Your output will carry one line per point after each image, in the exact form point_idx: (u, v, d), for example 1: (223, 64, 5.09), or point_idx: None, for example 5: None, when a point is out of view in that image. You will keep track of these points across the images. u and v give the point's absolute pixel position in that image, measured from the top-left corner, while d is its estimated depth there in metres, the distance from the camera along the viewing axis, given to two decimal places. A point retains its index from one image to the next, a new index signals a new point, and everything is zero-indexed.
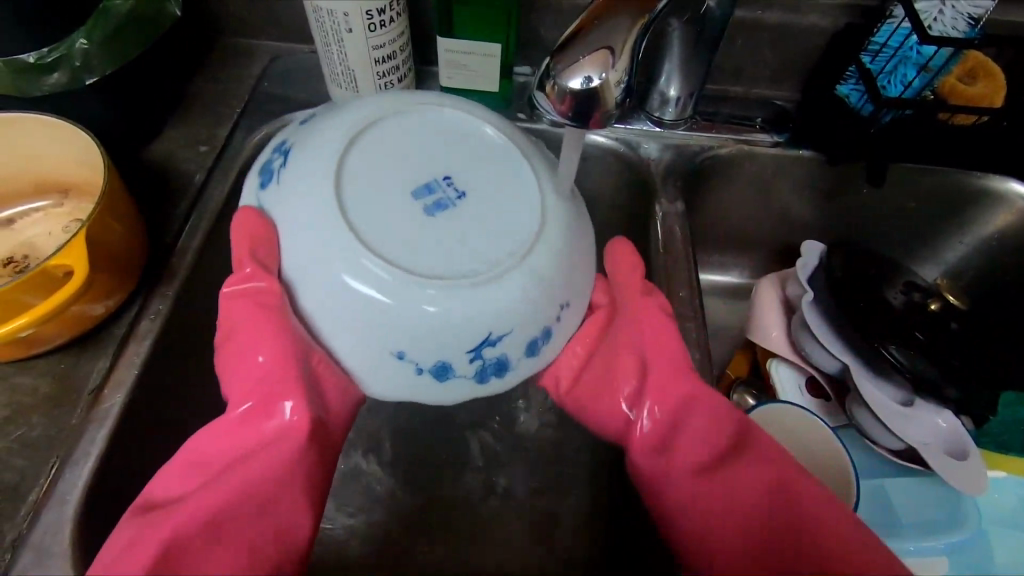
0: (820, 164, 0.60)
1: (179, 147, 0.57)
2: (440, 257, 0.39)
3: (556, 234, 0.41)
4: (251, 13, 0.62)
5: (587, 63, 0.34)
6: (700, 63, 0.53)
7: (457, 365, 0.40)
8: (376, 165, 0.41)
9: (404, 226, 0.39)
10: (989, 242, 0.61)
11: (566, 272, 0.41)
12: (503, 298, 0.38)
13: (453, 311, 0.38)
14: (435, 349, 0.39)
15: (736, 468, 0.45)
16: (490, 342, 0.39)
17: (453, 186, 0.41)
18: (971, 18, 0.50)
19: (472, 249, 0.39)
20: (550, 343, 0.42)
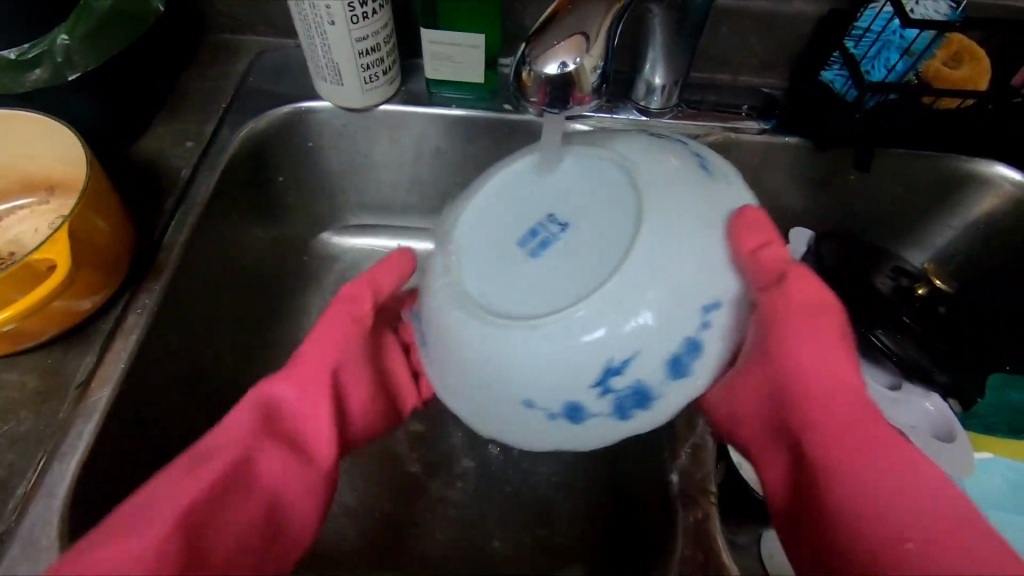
0: (807, 150, 0.60)
1: (166, 143, 0.57)
2: (539, 298, 0.38)
3: (662, 233, 0.36)
4: (236, 8, 0.62)
5: (562, 49, 0.34)
6: (685, 50, 0.53)
7: (589, 404, 0.37)
8: (485, 222, 0.43)
9: (514, 275, 0.39)
10: (977, 227, 0.61)
11: (692, 280, 0.36)
12: (602, 326, 0.36)
13: (555, 348, 0.36)
14: (560, 393, 0.37)
15: (855, 453, 0.39)
16: (614, 372, 0.36)
17: (557, 223, 0.40)
18: (953, 1, 0.50)
19: (577, 273, 0.37)
20: (699, 360, 0.38)
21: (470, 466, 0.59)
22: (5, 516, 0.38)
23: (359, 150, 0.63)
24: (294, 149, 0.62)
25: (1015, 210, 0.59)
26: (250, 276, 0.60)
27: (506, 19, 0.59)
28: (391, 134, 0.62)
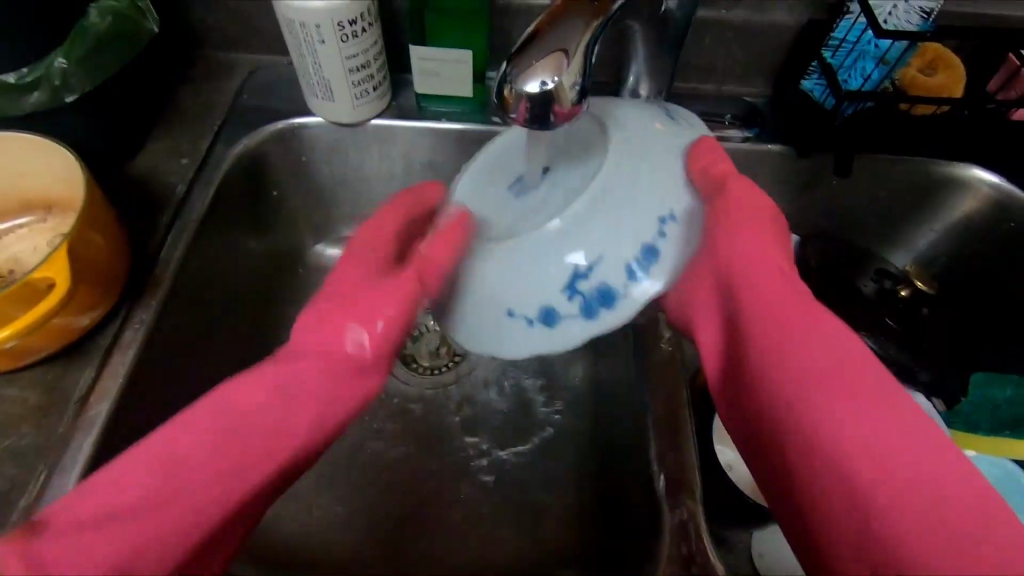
0: (789, 157, 0.62)
1: (162, 159, 0.58)
2: (518, 228, 0.40)
3: (624, 146, 0.38)
4: (230, 27, 0.63)
5: (542, 67, 0.34)
6: (666, 62, 0.55)
7: (559, 306, 0.37)
8: (480, 180, 0.46)
9: (499, 217, 0.42)
10: (957, 229, 0.63)
11: (649, 176, 0.38)
12: (569, 226, 0.37)
13: (530, 255, 0.38)
14: (533, 292, 0.37)
15: (807, 345, 0.40)
16: (581, 271, 0.37)
17: (541, 172, 0.43)
18: (924, 12, 0.52)
19: (554, 198, 0.40)
20: (665, 258, 0.37)
21: (464, 473, 0.60)
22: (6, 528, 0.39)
23: (350, 163, 0.65)
24: (287, 163, 0.63)
25: (993, 212, 0.60)
26: (245, 289, 0.61)
27: (492, 34, 0.60)
28: (382, 147, 0.63)
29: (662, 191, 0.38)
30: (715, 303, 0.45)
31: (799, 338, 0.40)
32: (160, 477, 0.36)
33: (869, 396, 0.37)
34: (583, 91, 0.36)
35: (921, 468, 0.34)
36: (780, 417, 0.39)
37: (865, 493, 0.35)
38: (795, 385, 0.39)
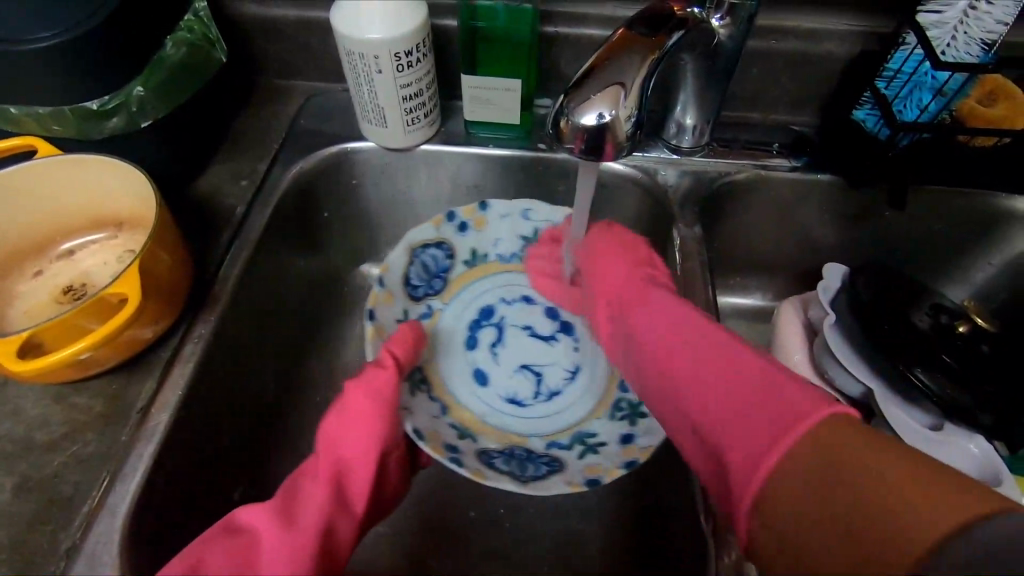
0: (840, 187, 0.61)
1: (223, 181, 0.61)
2: (514, 355, 0.62)
3: (460, 289, 0.65)
4: (291, 57, 0.66)
5: (599, 101, 0.35)
6: (715, 92, 0.55)
7: (508, 371, 0.61)
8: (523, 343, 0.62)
9: (512, 356, 0.62)
10: (1017, 261, 0.61)
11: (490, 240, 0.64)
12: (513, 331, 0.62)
13: (499, 364, 0.61)
14: (508, 384, 0.60)
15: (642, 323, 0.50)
16: (479, 340, 0.62)
17: (495, 321, 0.63)
18: (985, 44, 0.50)
19: (516, 343, 0.62)
20: (384, 288, 0.61)
21: (505, 498, 0.59)
22: (70, 532, 0.41)
23: (398, 187, 0.67)
24: (339, 186, 0.65)
25: None
26: (294, 306, 0.62)
27: (540, 63, 0.62)
28: (431, 171, 0.65)
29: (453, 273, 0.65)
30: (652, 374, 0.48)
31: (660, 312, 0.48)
32: None
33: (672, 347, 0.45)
34: (637, 123, 0.37)
35: (752, 407, 0.38)
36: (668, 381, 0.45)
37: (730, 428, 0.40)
38: (647, 363, 0.47)
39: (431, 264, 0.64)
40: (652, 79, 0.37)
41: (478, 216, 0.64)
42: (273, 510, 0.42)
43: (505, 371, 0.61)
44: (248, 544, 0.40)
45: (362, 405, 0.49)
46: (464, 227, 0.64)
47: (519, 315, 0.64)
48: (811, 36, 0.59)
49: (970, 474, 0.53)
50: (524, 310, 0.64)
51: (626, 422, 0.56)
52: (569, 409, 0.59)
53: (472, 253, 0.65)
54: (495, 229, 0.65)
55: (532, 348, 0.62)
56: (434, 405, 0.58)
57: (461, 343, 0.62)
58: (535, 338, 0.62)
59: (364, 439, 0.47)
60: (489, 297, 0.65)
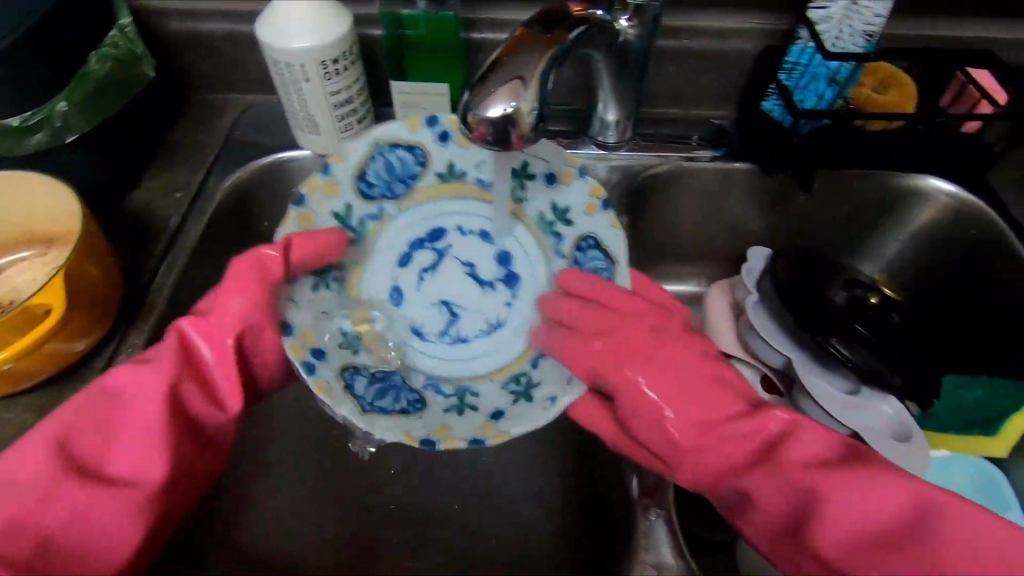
0: (756, 174, 0.65)
1: (157, 194, 0.61)
2: (443, 283, 0.57)
3: (422, 194, 0.56)
4: (223, 70, 0.67)
5: (500, 95, 0.37)
6: (631, 88, 0.58)
7: (429, 294, 0.57)
8: (455, 276, 0.57)
9: (444, 283, 0.57)
10: (920, 235, 0.65)
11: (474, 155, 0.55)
12: (454, 260, 0.57)
13: (420, 284, 0.57)
14: (420, 311, 0.56)
15: (663, 370, 0.50)
16: (411, 256, 0.57)
17: (440, 244, 0.57)
18: (867, 35, 0.54)
19: (450, 271, 0.57)
20: (326, 176, 0.52)
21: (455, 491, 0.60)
22: None
23: None
24: (276, 194, 0.66)
25: (956, 219, 0.63)
26: None
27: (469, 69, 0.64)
28: None
29: (422, 177, 0.55)
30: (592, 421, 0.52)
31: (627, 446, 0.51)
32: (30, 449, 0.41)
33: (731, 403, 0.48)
34: (541, 115, 0.39)
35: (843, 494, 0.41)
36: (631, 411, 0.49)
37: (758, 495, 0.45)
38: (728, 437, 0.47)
39: (397, 165, 0.54)
40: (551, 75, 0.39)
41: (465, 130, 0.53)
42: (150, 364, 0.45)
43: (416, 295, 0.57)
44: (115, 406, 0.44)
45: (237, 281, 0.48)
46: (445, 137, 0.54)
47: (468, 249, 0.57)
48: (719, 35, 0.64)
49: (882, 430, 0.56)
50: (474, 245, 0.57)
51: (514, 396, 0.51)
52: (472, 356, 0.55)
53: (449, 166, 0.55)
54: (483, 151, 0.55)
55: (462, 293, 0.57)
56: (336, 304, 0.53)
57: (393, 255, 0.56)
58: (472, 279, 0.57)
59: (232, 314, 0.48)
60: (449, 220, 0.57)
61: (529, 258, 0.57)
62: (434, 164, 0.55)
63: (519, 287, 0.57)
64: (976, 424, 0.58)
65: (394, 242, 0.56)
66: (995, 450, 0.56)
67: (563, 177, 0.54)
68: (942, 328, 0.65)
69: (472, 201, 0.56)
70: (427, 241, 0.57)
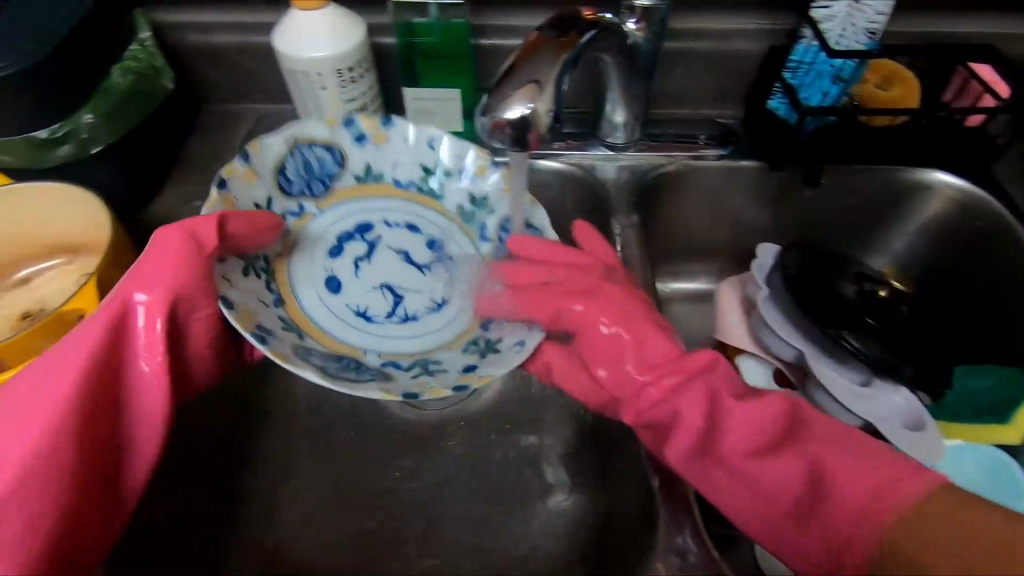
0: (764, 171, 0.66)
1: (177, 203, 0.62)
2: (378, 271, 0.57)
3: (344, 190, 0.57)
4: (238, 82, 0.69)
5: (518, 97, 0.38)
6: (639, 89, 0.60)
7: (364, 281, 0.56)
8: (387, 266, 0.57)
9: (374, 272, 0.57)
10: (927, 227, 0.66)
11: (410, 146, 0.58)
12: (386, 246, 0.58)
13: (359, 275, 0.56)
14: (360, 296, 0.55)
15: (617, 317, 0.50)
16: (342, 249, 0.57)
17: (368, 236, 0.57)
18: (870, 33, 0.56)
19: (383, 261, 0.57)
20: (242, 163, 0.52)
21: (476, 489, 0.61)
22: None
23: None
24: None
25: (962, 212, 0.64)
26: None
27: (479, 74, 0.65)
28: None
29: (342, 176, 0.57)
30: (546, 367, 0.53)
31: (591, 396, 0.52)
32: None
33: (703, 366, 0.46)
34: (557, 116, 0.41)
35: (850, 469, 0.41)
36: (587, 351, 0.51)
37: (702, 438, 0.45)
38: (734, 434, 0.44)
39: (314, 165, 0.56)
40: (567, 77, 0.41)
41: (380, 130, 0.57)
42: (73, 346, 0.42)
43: (357, 284, 0.56)
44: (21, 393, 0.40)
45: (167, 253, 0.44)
46: (362, 138, 0.57)
47: (397, 238, 0.58)
48: (722, 36, 0.65)
49: (896, 419, 0.57)
50: (402, 235, 0.59)
51: (478, 355, 0.51)
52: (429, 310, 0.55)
53: (366, 167, 0.58)
54: (397, 150, 0.58)
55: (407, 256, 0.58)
56: (269, 293, 0.51)
57: (324, 246, 0.56)
58: (408, 264, 0.58)
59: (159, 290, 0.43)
60: (373, 213, 0.58)
61: (455, 241, 0.60)
62: (357, 157, 0.57)
63: (455, 265, 0.59)
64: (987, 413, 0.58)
65: (319, 235, 0.56)
66: (1006, 439, 0.56)
67: (478, 171, 0.59)
68: (951, 319, 0.66)
69: (405, 203, 0.59)
70: (360, 232, 0.57)
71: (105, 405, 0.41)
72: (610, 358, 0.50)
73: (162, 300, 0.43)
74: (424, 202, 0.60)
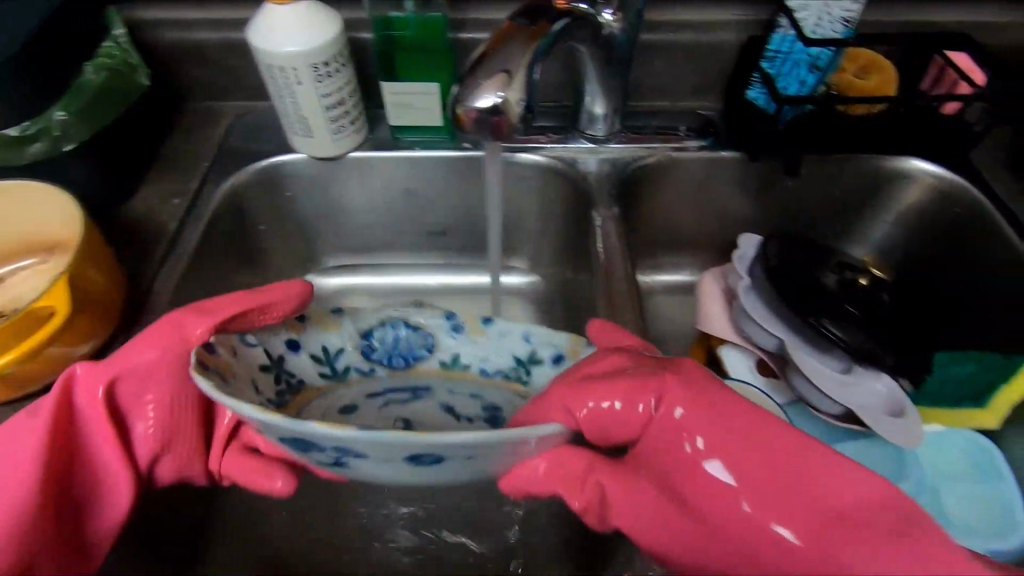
0: (744, 161, 0.66)
1: (154, 200, 0.62)
2: (427, 418, 0.47)
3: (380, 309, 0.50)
4: (216, 78, 0.68)
5: (488, 86, 0.38)
6: (617, 79, 0.59)
7: (384, 420, 0.46)
8: (428, 412, 0.47)
9: (421, 411, 0.47)
10: (907, 216, 0.67)
11: (494, 339, 0.48)
12: (430, 400, 0.48)
13: (392, 406, 0.47)
14: (372, 418, 0.46)
15: (731, 439, 0.35)
16: (386, 391, 0.48)
17: (418, 391, 0.48)
18: (845, 21, 0.56)
19: (429, 415, 0.47)
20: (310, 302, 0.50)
21: None
22: None
23: (334, 196, 0.69)
24: (273, 197, 0.67)
25: (941, 199, 0.64)
26: None
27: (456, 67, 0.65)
28: (363, 177, 0.68)
29: (426, 311, 0.50)
30: (557, 465, 0.38)
31: (634, 513, 0.37)
32: None
33: (836, 513, 0.33)
34: (529, 107, 0.41)
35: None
36: (660, 460, 0.37)
37: (726, 525, 0.34)
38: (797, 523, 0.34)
39: (404, 343, 0.49)
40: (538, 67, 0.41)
41: (477, 324, 0.49)
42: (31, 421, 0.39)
43: (365, 424, 0.45)
44: None
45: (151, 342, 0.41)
46: (456, 326, 0.49)
47: (456, 393, 0.48)
48: (700, 27, 0.65)
49: (877, 404, 0.56)
50: (464, 399, 0.47)
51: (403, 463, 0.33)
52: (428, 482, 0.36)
53: (454, 358, 0.49)
54: (492, 343, 0.48)
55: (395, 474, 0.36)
56: (270, 390, 0.43)
57: (370, 391, 0.48)
58: (448, 418, 0.47)
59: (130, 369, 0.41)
60: (435, 396, 0.48)
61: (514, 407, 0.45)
62: (431, 324, 0.49)
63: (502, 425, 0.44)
64: (964, 399, 0.59)
65: (362, 373, 0.49)
66: (985, 422, 0.57)
67: (568, 356, 0.46)
68: (931, 306, 0.66)
69: (470, 382, 0.48)
70: (412, 392, 0.48)
71: (63, 482, 0.39)
72: (683, 470, 0.36)
73: (110, 374, 0.40)
74: (494, 388, 0.47)
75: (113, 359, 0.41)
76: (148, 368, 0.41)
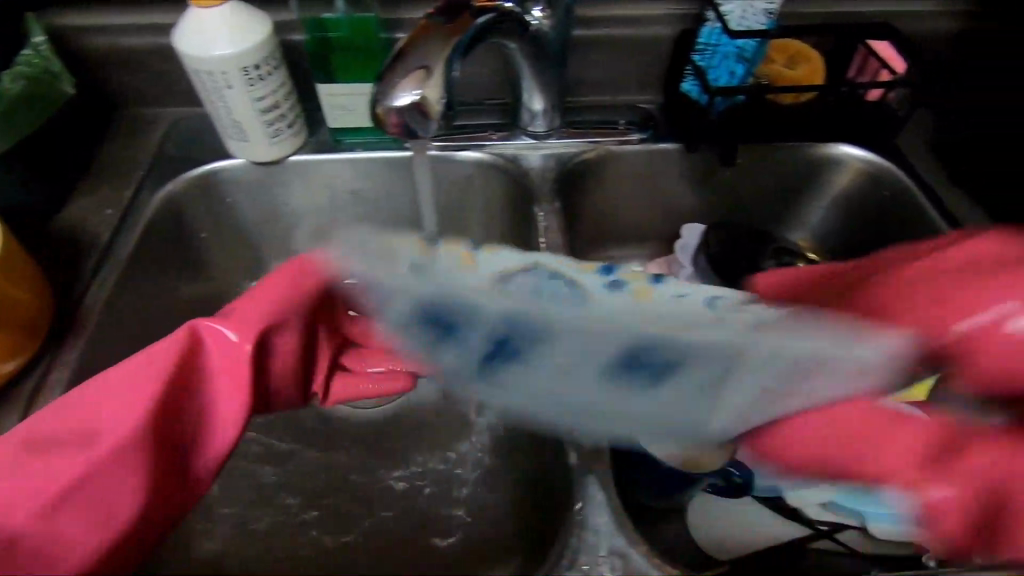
0: (682, 152, 0.67)
1: (86, 211, 0.60)
2: (586, 380, 0.35)
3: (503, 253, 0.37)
4: (149, 84, 0.67)
5: (406, 83, 0.39)
6: (553, 75, 0.60)
7: (479, 342, 0.35)
8: (549, 384, 0.36)
9: (584, 376, 0.34)
10: (839, 199, 0.69)
11: (689, 310, 0.35)
12: (560, 347, 0.34)
13: (543, 357, 0.35)
14: (484, 343, 0.35)
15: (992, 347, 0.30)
16: (508, 340, 0.34)
17: (520, 342, 0.34)
18: (767, 13, 0.58)
19: (576, 372, 0.34)
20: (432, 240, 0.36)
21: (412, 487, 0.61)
22: None
23: (277, 201, 0.68)
24: (213, 204, 0.66)
25: (870, 181, 0.67)
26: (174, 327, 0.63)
27: None
28: (306, 180, 0.67)
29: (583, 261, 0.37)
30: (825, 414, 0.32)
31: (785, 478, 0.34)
32: (25, 493, 0.34)
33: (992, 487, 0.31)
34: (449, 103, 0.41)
35: None
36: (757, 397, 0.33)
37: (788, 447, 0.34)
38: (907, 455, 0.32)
39: (535, 284, 0.35)
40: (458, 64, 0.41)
41: (645, 284, 0.36)
42: (130, 371, 0.36)
43: (512, 377, 0.36)
44: (76, 408, 0.36)
45: (260, 297, 0.40)
46: (620, 282, 0.36)
47: (588, 341, 0.33)
48: (634, 21, 0.67)
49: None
50: (621, 389, 0.34)
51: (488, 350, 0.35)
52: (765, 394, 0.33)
53: (603, 291, 0.36)
54: (672, 306, 0.36)
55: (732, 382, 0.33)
56: (383, 287, 0.35)
57: (478, 349, 0.35)
58: (638, 379, 0.34)
59: (247, 319, 0.39)
60: (581, 341, 0.34)
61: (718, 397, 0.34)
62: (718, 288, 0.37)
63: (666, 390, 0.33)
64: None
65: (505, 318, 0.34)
66: None
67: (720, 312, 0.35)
68: None
69: (656, 328, 0.33)
70: (516, 345, 0.35)
71: (171, 445, 0.37)
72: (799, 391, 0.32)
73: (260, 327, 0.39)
74: (661, 394, 0.34)
75: (261, 309, 0.39)
76: (257, 320, 0.39)
